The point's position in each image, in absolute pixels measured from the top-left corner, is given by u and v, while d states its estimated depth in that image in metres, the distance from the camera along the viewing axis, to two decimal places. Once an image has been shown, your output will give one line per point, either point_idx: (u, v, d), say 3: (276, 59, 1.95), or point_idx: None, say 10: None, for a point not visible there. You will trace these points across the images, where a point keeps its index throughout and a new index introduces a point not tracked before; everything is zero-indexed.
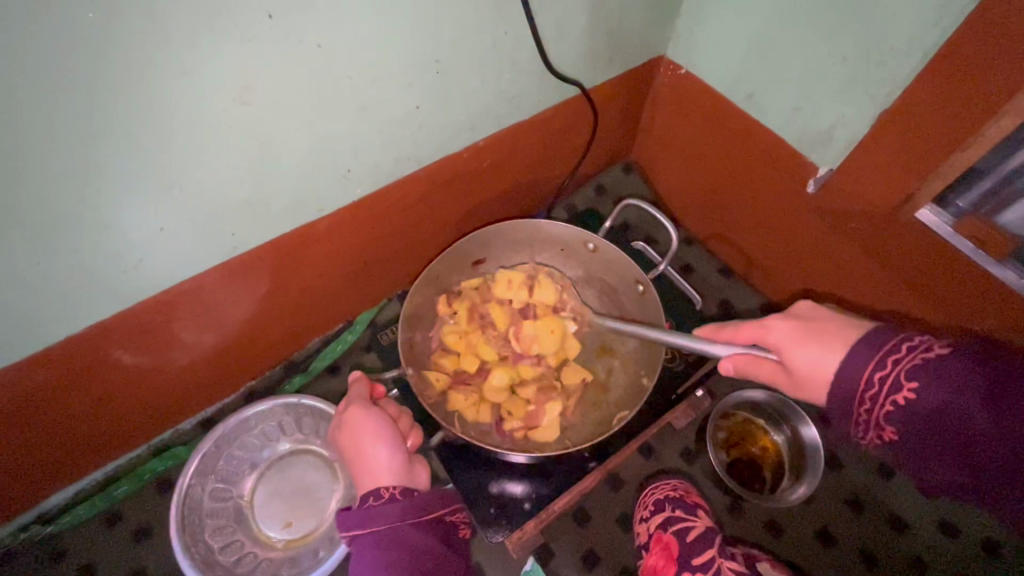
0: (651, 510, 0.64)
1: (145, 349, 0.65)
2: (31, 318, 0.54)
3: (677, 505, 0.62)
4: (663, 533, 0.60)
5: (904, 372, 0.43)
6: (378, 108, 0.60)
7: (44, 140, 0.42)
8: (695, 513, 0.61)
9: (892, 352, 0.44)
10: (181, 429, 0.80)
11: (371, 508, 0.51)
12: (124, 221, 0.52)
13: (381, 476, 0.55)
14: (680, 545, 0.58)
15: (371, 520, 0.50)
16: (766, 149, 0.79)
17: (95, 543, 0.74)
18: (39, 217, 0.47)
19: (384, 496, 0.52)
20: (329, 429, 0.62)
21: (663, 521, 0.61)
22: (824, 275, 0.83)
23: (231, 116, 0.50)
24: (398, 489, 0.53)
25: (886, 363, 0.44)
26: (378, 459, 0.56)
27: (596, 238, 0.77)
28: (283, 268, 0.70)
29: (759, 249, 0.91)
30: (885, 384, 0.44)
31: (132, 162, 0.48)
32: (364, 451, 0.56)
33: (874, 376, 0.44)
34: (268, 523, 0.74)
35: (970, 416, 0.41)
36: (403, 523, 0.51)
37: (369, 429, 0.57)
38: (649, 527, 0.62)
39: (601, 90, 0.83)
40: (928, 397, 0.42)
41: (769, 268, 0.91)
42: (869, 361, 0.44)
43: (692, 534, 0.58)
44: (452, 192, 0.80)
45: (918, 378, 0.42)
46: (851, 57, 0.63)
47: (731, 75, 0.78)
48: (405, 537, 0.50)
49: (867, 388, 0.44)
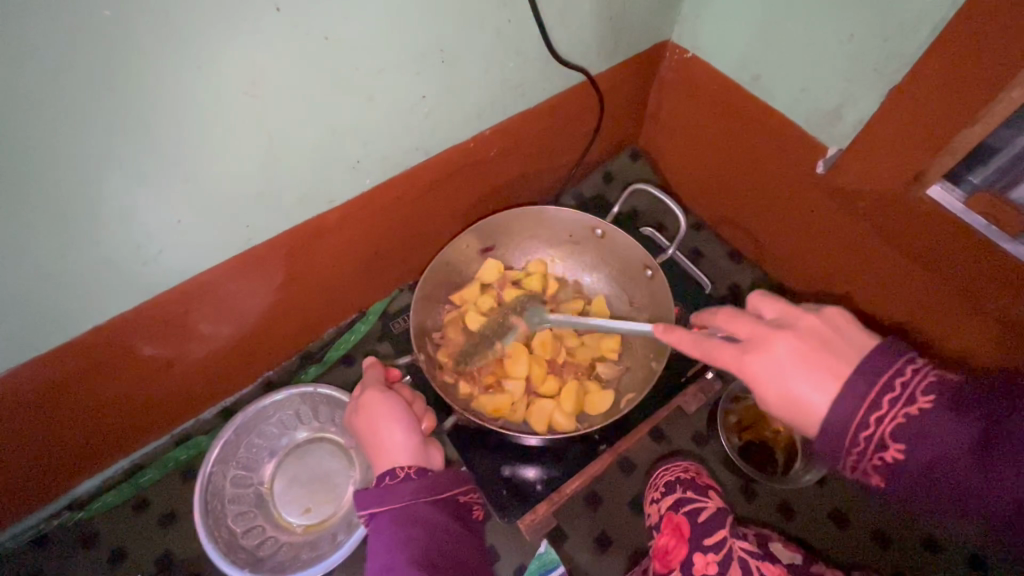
0: (662, 491, 0.62)
1: (171, 338, 0.68)
2: (56, 308, 0.56)
3: (688, 486, 0.61)
4: (675, 513, 0.59)
5: (891, 426, 0.40)
6: (385, 99, 0.61)
7: (65, 135, 0.44)
8: (707, 493, 0.60)
9: (880, 401, 0.41)
10: (202, 419, 0.83)
11: (388, 485, 0.53)
12: (143, 214, 0.53)
13: (396, 456, 0.56)
14: (691, 525, 0.57)
15: (389, 497, 0.52)
16: (774, 131, 0.79)
17: (123, 527, 0.77)
18: (61, 210, 0.48)
19: (399, 476, 0.54)
20: (345, 413, 0.63)
21: (674, 502, 0.60)
22: (840, 265, 0.83)
23: (242, 109, 0.51)
24: (413, 468, 0.54)
25: (868, 425, 0.41)
26: (395, 441, 0.57)
27: (605, 225, 0.77)
28: (296, 259, 0.71)
29: (774, 237, 0.90)
30: (872, 439, 0.41)
31: (147, 155, 0.49)
32: (380, 433, 0.57)
33: (860, 436, 0.41)
34: (287, 509, 0.76)
35: (957, 472, 0.39)
36: (418, 500, 0.52)
37: (388, 412, 0.58)
38: (660, 508, 0.61)
39: (605, 76, 0.83)
40: (903, 469, 0.41)
41: (784, 256, 0.91)
42: (852, 416, 0.41)
43: (705, 515, 0.57)
44: (461, 182, 0.81)
45: (903, 432, 0.40)
46: (859, 34, 0.62)
47: (737, 57, 0.78)
48: (419, 514, 0.51)
49: (851, 444, 0.41)
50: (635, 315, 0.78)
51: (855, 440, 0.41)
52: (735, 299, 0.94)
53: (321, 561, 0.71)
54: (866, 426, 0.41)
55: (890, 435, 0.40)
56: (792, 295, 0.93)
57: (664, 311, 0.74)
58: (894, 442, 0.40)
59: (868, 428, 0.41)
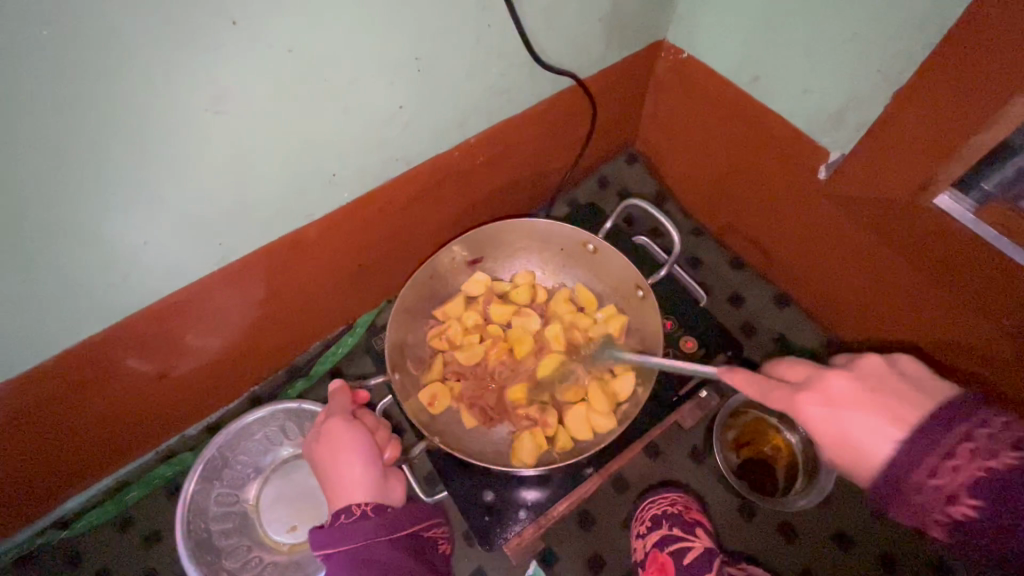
0: (647, 527, 0.64)
1: (153, 354, 0.66)
2: (24, 333, 0.55)
3: (674, 523, 0.62)
4: (660, 553, 0.60)
5: (968, 478, 0.36)
6: (359, 111, 0.59)
7: (15, 160, 0.42)
8: (693, 532, 0.60)
9: (955, 446, 0.36)
10: (187, 435, 0.82)
11: (343, 525, 0.50)
12: (108, 237, 0.52)
13: (354, 492, 0.54)
14: (675, 565, 0.58)
15: (344, 537, 0.50)
16: (774, 135, 0.75)
17: (108, 546, 0.76)
18: (19, 237, 0.47)
19: (356, 513, 0.51)
20: (306, 440, 0.60)
21: (660, 539, 0.61)
22: (860, 294, 0.79)
23: (206, 127, 0.49)
24: (370, 505, 0.52)
25: (941, 473, 0.37)
26: (354, 475, 0.55)
27: (595, 239, 0.74)
28: (276, 275, 0.70)
29: (789, 260, 0.86)
30: (942, 491, 0.37)
31: (109, 179, 0.47)
32: (339, 467, 0.55)
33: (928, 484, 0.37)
34: (272, 527, 0.75)
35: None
36: (375, 541, 0.50)
37: (348, 445, 0.56)
38: (645, 545, 0.62)
39: (597, 79, 0.80)
40: (976, 523, 0.37)
41: (800, 280, 0.87)
42: (924, 468, 0.37)
43: (690, 555, 0.58)
44: (447, 192, 0.78)
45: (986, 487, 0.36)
46: (861, 33, 0.59)
47: (735, 58, 0.74)
48: (375, 555, 0.49)
49: (922, 481, 0.37)
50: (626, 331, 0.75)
51: (930, 479, 0.37)
52: (734, 308, 0.91)
53: None
54: (938, 477, 0.37)
55: (966, 483, 0.36)
56: (794, 304, 0.90)
57: (652, 330, 0.71)
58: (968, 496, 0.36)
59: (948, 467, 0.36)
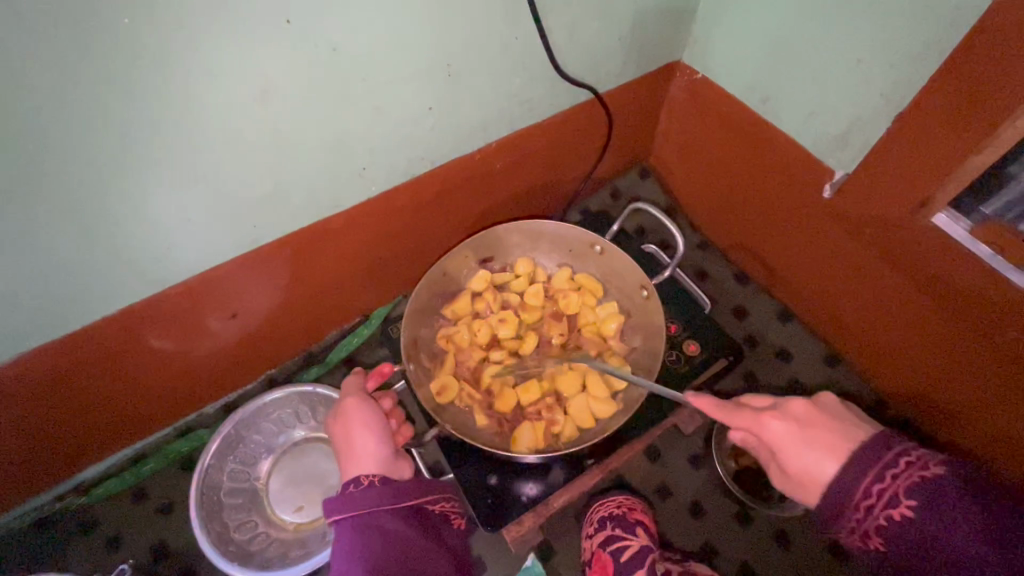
0: (594, 528, 0.68)
1: (178, 332, 0.70)
2: (70, 298, 0.59)
3: (616, 524, 0.67)
4: (603, 553, 0.65)
5: (907, 486, 0.44)
6: (392, 110, 0.63)
7: (86, 133, 0.46)
8: (633, 532, 0.66)
9: (889, 463, 0.45)
10: (205, 413, 0.85)
11: (351, 493, 0.53)
12: (155, 213, 0.56)
13: (365, 463, 0.57)
14: (615, 565, 0.64)
15: (349, 504, 0.52)
16: (783, 154, 0.78)
17: (121, 514, 0.80)
18: (79, 206, 0.51)
19: (363, 483, 0.54)
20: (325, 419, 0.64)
21: (603, 540, 0.66)
22: (865, 320, 0.81)
23: (253, 113, 0.53)
24: (377, 476, 0.55)
25: (885, 478, 0.45)
26: (365, 448, 0.58)
27: (603, 241, 0.77)
28: (301, 262, 0.73)
29: (799, 282, 0.88)
30: (885, 494, 0.45)
31: (163, 158, 0.52)
32: (353, 440, 0.58)
33: (871, 490, 0.45)
34: (281, 506, 0.78)
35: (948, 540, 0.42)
36: (379, 509, 0.53)
37: (362, 420, 0.59)
38: (591, 546, 0.67)
39: (614, 94, 0.84)
40: (906, 534, 0.44)
41: (806, 299, 0.89)
42: (859, 477, 0.46)
43: (627, 554, 0.64)
44: (466, 192, 0.82)
45: (918, 491, 0.43)
46: (866, 59, 0.62)
47: (746, 80, 0.78)
48: (380, 521, 0.52)
49: (873, 486, 0.45)
50: (629, 330, 0.77)
51: (862, 498, 0.45)
52: (739, 321, 0.93)
53: (309, 559, 0.72)
54: (869, 492, 0.45)
55: (904, 489, 0.44)
56: (797, 319, 0.92)
57: (656, 329, 0.74)
58: (904, 504, 0.44)
59: (896, 461, 0.45)
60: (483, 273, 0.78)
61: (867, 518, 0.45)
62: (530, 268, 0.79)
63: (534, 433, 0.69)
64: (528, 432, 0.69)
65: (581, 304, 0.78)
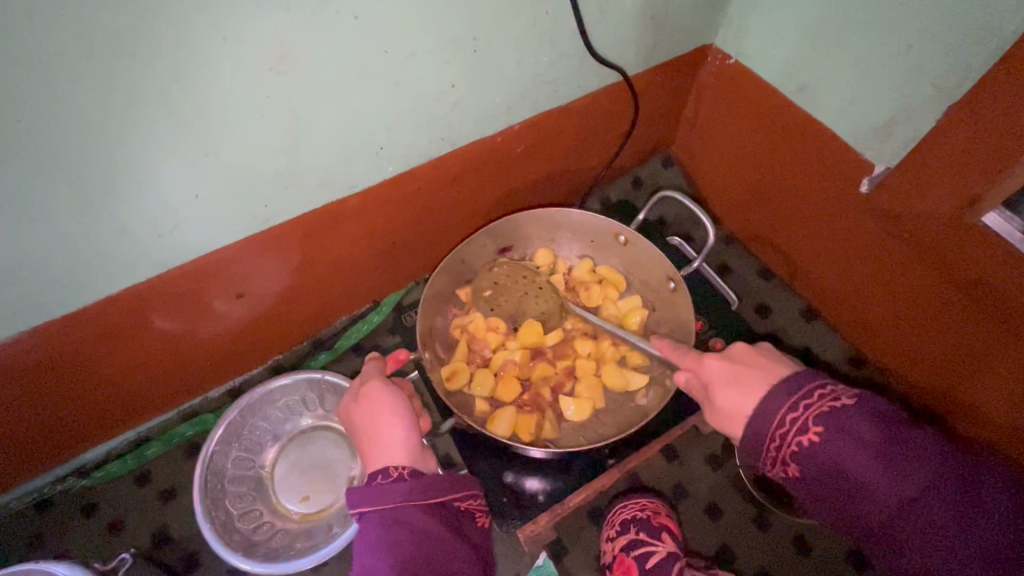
0: (617, 531, 0.66)
1: (182, 314, 0.67)
2: (72, 275, 0.56)
3: (641, 528, 0.64)
4: (626, 557, 0.63)
5: (811, 417, 0.45)
6: (413, 85, 0.60)
7: (89, 98, 0.43)
8: (659, 536, 0.63)
9: (800, 403, 0.46)
10: (210, 397, 0.83)
11: (379, 484, 0.50)
12: (163, 187, 0.53)
13: (393, 453, 0.54)
14: (639, 570, 0.61)
15: (376, 497, 0.49)
16: (819, 146, 0.75)
17: (124, 498, 0.78)
18: (82, 178, 0.48)
19: (392, 476, 0.51)
20: (342, 402, 0.61)
21: (626, 544, 0.64)
22: (890, 320, 0.79)
23: (268, 85, 0.50)
24: (407, 469, 0.52)
25: (799, 406, 0.46)
26: (391, 437, 0.55)
27: (627, 231, 0.74)
28: (313, 244, 0.70)
29: (824, 277, 0.85)
30: (796, 423, 0.46)
31: (171, 129, 0.48)
32: (378, 427, 0.55)
33: (787, 420, 0.46)
34: (285, 496, 0.76)
35: (854, 470, 0.44)
36: (408, 503, 0.49)
37: (387, 406, 0.56)
38: (613, 548, 0.65)
39: (642, 77, 0.80)
40: (822, 462, 0.45)
41: (830, 295, 0.86)
42: (781, 413, 0.46)
43: (654, 560, 0.61)
44: (484, 177, 0.79)
45: (823, 420, 0.45)
46: (917, 46, 0.58)
47: (783, 66, 0.74)
48: (408, 517, 0.49)
49: (781, 418, 0.46)
50: (654, 327, 0.75)
51: (777, 433, 0.46)
52: (762, 319, 0.90)
53: (314, 551, 0.70)
54: (789, 421, 0.46)
55: (814, 418, 0.45)
56: (822, 318, 0.89)
57: (685, 326, 0.71)
58: (811, 432, 0.45)
59: (817, 391, 0.46)
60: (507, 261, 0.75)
61: (784, 447, 0.46)
62: (551, 259, 0.76)
63: (520, 421, 0.67)
64: (516, 419, 0.67)
65: (603, 297, 0.75)
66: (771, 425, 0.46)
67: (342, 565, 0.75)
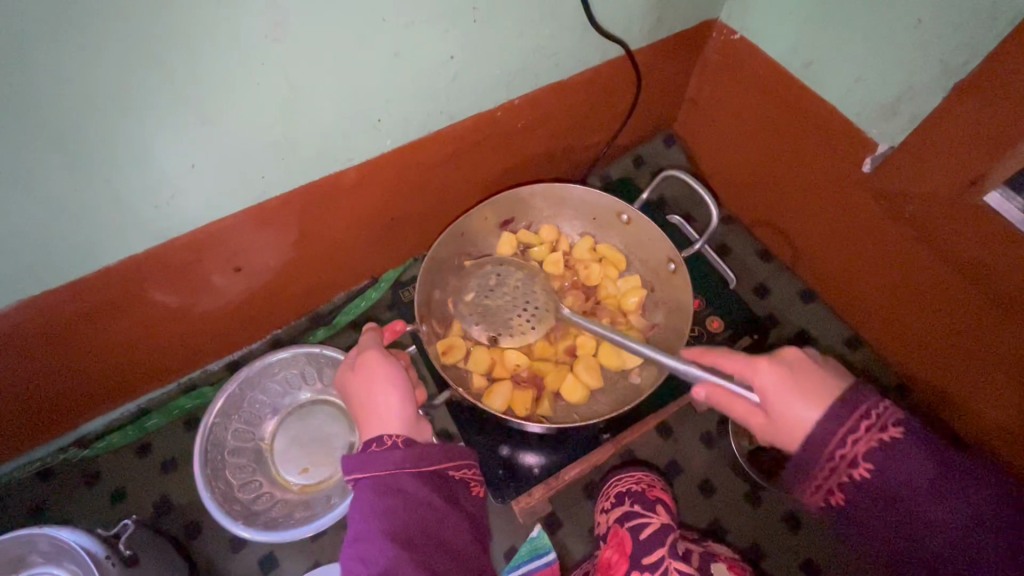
0: (612, 502, 0.65)
1: (178, 288, 0.67)
2: (68, 246, 0.55)
3: (636, 500, 0.63)
4: (620, 528, 0.61)
5: (867, 448, 0.43)
6: (411, 57, 0.59)
7: (81, 65, 0.42)
8: (654, 510, 0.61)
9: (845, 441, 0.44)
10: (210, 370, 0.83)
11: (372, 453, 0.50)
12: (158, 158, 0.52)
13: (388, 424, 0.54)
14: (633, 542, 0.58)
15: (371, 464, 0.49)
16: (822, 125, 0.74)
17: (126, 467, 0.79)
18: (77, 147, 0.47)
19: (386, 444, 0.51)
20: (340, 370, 0.61)
21: (621, 515, 0.62)
22: (891, 304, 0.79)
23: (265, 53, 0.49)
24: (401, 437, 0.52)
25: (855, 431, 0.44)
26: (389, 407, 0.55)
27: (630, 210, 0.73)
28: (310, 218, 0.70)
29: (824, 259, 0.85)
30: (845, 458, 0.44)
31: (165, 97, 0.48)
32: (376, 397, 0.55)
33: (835, 457, 0.44)
34: (285, 467, 0.77)
35: (912, 505, 0.42)
36: (402, 471, 0.50)
37: (385, 377, 0.57)
38: (608, 520, 0.64)
39: (645, 52, 0.79)
40: (868, 494, 0.44)
41: (831, 277, 0.86)
42: (830, 442, 0.45)
43: (648, 531, 0.59)
44: (484, 153, 0.78)
45: (875, 454, 0.43)
46: (926, 20, 0.57)
47: (790, 42, 0.73)
48: (401, 484, 0.49)
49: (828, 457, 0.44)
50: (653, 306, 0.75)
51: (828, 466, 0.45)
52: (760, 299, 0.90)
53: (312, 520, 0.71)
54: (846, 445, 0.44)
55: (864, 453, 0.43)
56: (819, 300, 0.89)
57: (683, 308, 0.71)
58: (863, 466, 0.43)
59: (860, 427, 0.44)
60: (511, 236, 0.75)
61: (836, 474, 0.45)
62: (554, 234, 0.76)
63: (518, 398, 0.67)
64: (513, 396, 0.68)
65: (602, 276, 0.75)
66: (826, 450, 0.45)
67: (341, 535, 0.77)
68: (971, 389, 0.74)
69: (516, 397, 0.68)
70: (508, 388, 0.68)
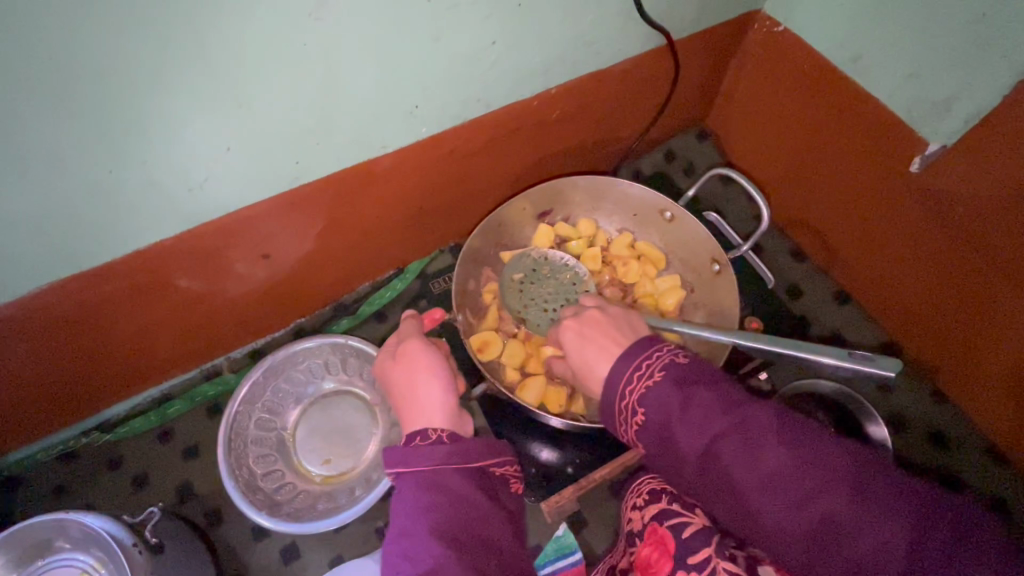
0: (645, 499, 0.60)
1: (205, 273, 0.66)
2: (101, 227, 0.54)
3: (673, 498, 0.58)
4: (659, 526, 0.57)
5: (684, 420, 0.45)
6: (453, 40, 0.57)
7: (125, 40, 0.41)
8: (693, 510, 0.57)
9: (659, 411, 0.46)
10: (232, 357, 0.82)
11: (418, 446, 0.49)
12: (194, 141, 0.51)
13: (424, 418, 0.53)
14: (675, 541, 0.54)
15: (415, 459, 0.49)
16: (869, 123, 0.71)
17: (147, 453, 0.78)
18: (116, 126, 0.46)
19: (430, 438, 0.50)
20: (377, 360, 0.60)
21: (658, 513, 0.58)
22: (922, 308, 0.77)
23: (307, 33, 0.47)
24: (445, 432, 0.51)
25: (670, 403, 0.45)
26: (430, 399, 0.53)
27: (676, 208, 0.72)
28: (339, 206, 0.69)
29: (860, 262, 0.83)
30: (667, 428, 0.46)
31: (207, 76, 0.46)
32: (416, 389, 0.54)
33: (658, 425, 0.46)
34: (307, 457, 0.76)
35: (729, 472, 0.44)
36: (446, 466, 0.49)
37: (428, 368, 0.56)
38: (643, 516, 0.59)
39: (685, 42, 0.76)
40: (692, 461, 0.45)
41: (865, 280, 0.83)
42: (650, 412, 0.46)
43: (690, 531, 0.54)
44: (517, 142, 0.76)
45: (690, 425, 0.45)
46: (992, 12, 0.55)
47: (839, 34, 0.70)
48: (447, 481, 0.48)
49: (648, 425, 0.47)
50: (692, 307, 0.73)
51: (648, 429, 0.47)
52: (794, 300, 0.87)
53: (337, 512, 0.70)
54: (669, 418, 0.45)
55: (679, 425, 0.45)
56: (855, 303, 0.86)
57: (724, 309, 0.70)
58: (678, 433, 0.45)
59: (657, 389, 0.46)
60: (546, 228, 0.73)
61: (660, 440, 0.46)
62: (591, 229, 0.75)
63: (549, 393, 0.66)
64: (545, 391, 0.67)
65: (640, 273, 0.73)
66: (653, 420, 0.46)
67: (364, 527, 0.76)
68: (984, 389, 0.74)
69: (548, 392, 0.66)
70: (539, 383, 0.66)
